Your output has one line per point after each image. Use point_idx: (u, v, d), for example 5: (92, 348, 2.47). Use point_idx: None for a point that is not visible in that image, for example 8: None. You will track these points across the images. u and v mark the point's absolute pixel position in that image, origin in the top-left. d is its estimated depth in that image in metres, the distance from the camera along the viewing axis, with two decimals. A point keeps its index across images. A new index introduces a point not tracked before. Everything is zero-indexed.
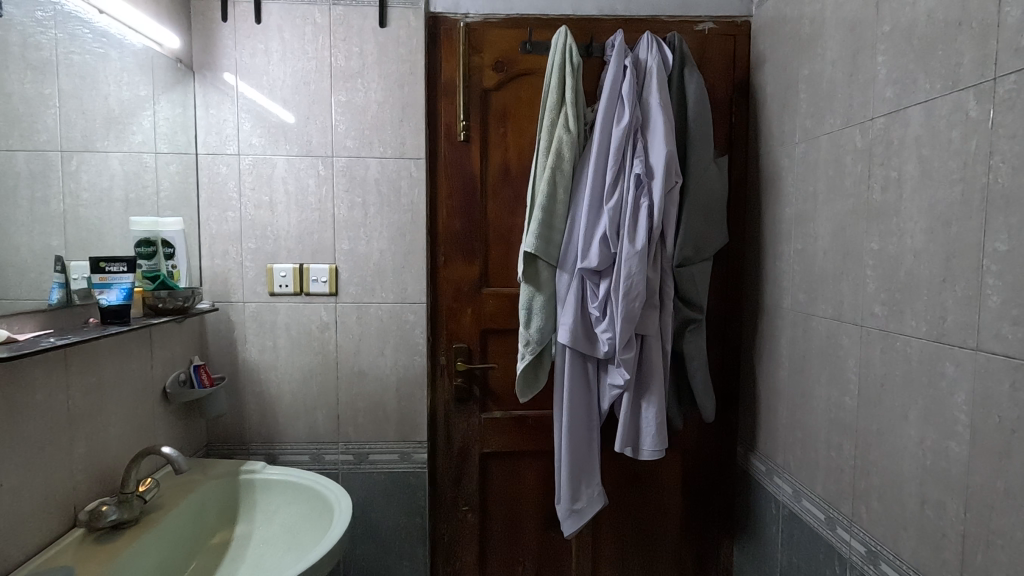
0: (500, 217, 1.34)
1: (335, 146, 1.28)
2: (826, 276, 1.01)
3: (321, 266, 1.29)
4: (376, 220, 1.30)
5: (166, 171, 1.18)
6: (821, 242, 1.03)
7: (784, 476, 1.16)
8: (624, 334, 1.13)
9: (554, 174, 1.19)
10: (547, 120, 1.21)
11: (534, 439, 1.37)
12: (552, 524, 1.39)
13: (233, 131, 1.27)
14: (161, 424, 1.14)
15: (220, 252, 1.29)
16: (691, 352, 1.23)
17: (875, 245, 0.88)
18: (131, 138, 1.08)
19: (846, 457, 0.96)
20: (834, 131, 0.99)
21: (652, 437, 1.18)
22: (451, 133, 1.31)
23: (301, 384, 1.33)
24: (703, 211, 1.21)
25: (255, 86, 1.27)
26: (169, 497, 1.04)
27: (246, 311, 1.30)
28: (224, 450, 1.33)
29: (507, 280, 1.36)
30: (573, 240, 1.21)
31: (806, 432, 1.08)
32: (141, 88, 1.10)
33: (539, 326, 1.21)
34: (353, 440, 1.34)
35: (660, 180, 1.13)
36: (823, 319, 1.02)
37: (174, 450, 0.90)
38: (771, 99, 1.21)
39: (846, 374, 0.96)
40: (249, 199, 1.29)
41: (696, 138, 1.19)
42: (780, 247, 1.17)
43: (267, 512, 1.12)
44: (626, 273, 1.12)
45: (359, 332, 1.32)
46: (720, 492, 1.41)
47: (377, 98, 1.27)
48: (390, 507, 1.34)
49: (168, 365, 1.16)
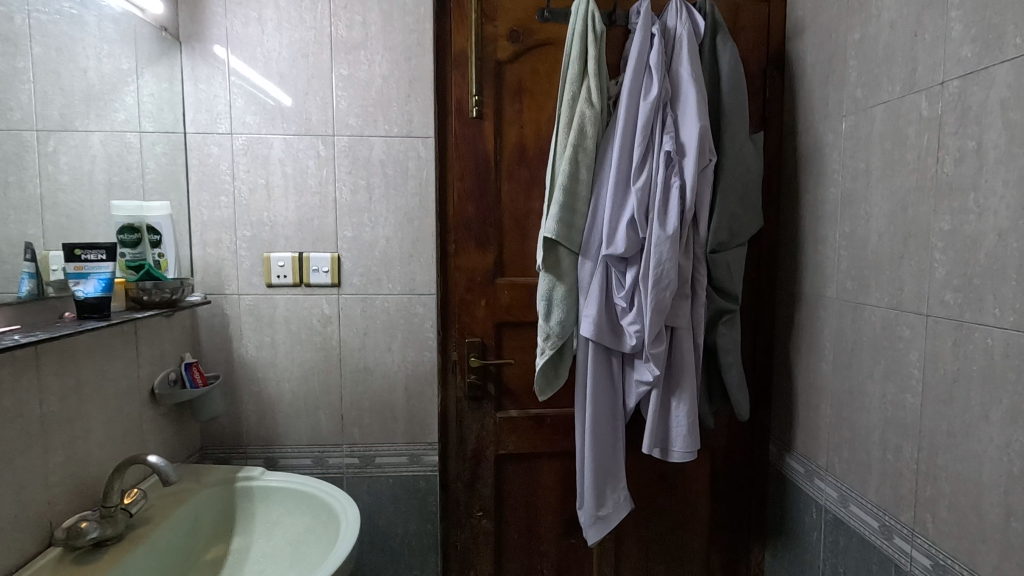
0: (516, 200, 1.24)
1: (336, 124, 1.18)
2: (882, 261, 0.92)
3: (322, 255, 1.19)
4: (381, 205, 1.20)
5: (152, 151, 1.08)
6: (875, 224, 0.93)
7: (827, 479, 1.07)
8: (655, 327, 1.04)
9: (576, 152, 1.09)
10: (568, 94, 1.11)
11: (553, 440, 1.28)
12: (573, 530, 1.30)
13: (225, 108, 1.17)
14: (149, 427, 1.04)
15: (212, 241, 1.19)
16: (725, 346, 1.13)
17: (945, 225, 0.79)
18: (113, 116, 0.98)
19: (906, 460, 0.87)
20: (892, 100, 0.89)
21: (683, 438, 1.10)
22: (462, 109, 1.20)
23: (301, 382, 1.23)
24: (738, 193, 1.11)
25: (248, 60, 1.16)
26: (159, 509, 0.94)
27: (242, 304, 1.20)
28: (219, 455, 1.23)
29: (524, 270, 1.26)
30: (596, 225, 1.11)
31: (855, 432, 0.98)
32: (124, 60, 1.00)
33: (560, 318, 1.12)
34: (358, 443, 1.25)
35: (693, 158, 1.04)
36: (877, 309, 0.93)
37: (161, 460, 0.82)
38: (813, 69, 1.11)
39: (907, 370, 0.87)
40: (243, 182, 1.18)
41: (731, 113, 1.09)
42: (822, 231, 1.08)
43: (267, 523, 1.03)
44: (657, 260, 1.03)
45: (364, 326, 1.22)
46: (751, 493, 1.32)
47: (382, 71, 1.17)
48: (400, 514, 1.25)
49: (157, 364, 1.07)
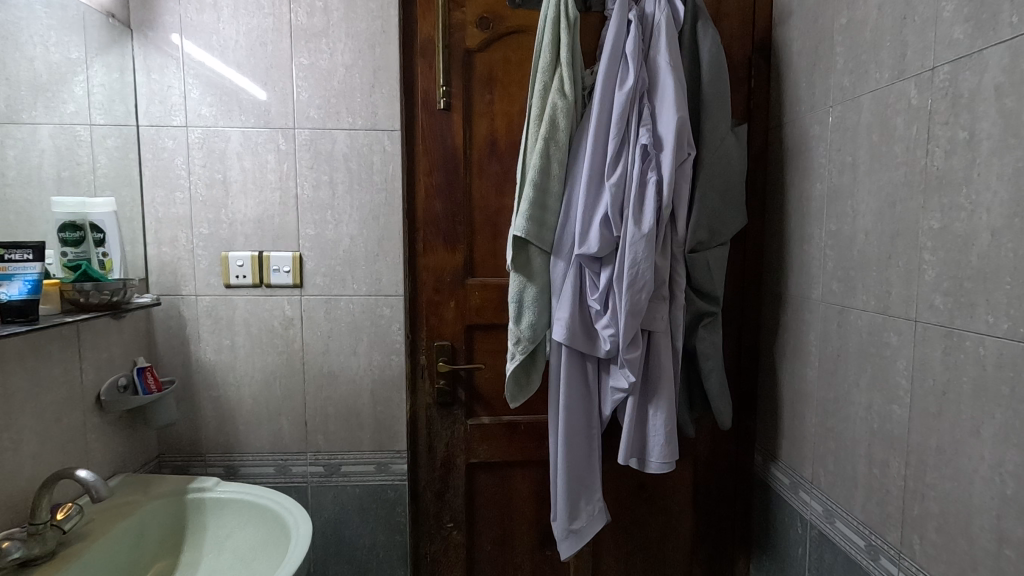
0: (487, 197, 1.18)
1: (296, 116, 1.12)
2: (868, 261, 0.86)
3: (283, 254, 1.14)
4: (345, 201, 1.14)
5: (103, 146, 1.03)
6: (862, 221, 0.87)
7: (811, 492, 1.01)
8: (629, 331, 0.98)
9: (547, 146, 1.03)
10: (540, 84, 1.05)
11: (528, 448, 1.22)
12: (549, 541, 1.25)
13: (180, 100, 1.11)
14: (95, 436, 0.99)
15: (168, 239, 1.13)
16: (705, 350, 1.07)
17: (935, 223, 0.73)
18: (62, 108, 0.93)
19: (893, 476, 0.81)
20: (880, 88, 0.83)
21: (661, 448, 1.04)
22: (429, 100, 1.14)
23: (262, 387, 1.17)
24: (719, 189, 1.05)
25: (204, 48, 1.10)
26: (99, 525, 0.88)
27: (199, 306, 1.15)
28: (177, 462, 1.18)
29: (496, 270, 1.20)
30: (569, 223, 1.05)
31: (841, 444, 0.92)
32: (73, 50, 0.95)
33: (531, 321, 1.06)
34: (323, 451, 1.19)
35: (670, 151, 0.98)
36: (863, 313, 0.87)
37: (91, 475, 0.76)
38: (799, 56, 1.04)
39: (894, 379, 0.80)
40: (199, 178, 1.12)
41: (711, 104, 1.03)
42: (808, 229, 1.01)
43: (218, 538, 0.97)
44: (631, 261, 0.97)
45: (328, 328, 1.17)
46: (735, 504, 1.26)
47: (345, 60, 1.11)
48: (367, 525, 1.20)
49: (104, 369, 1.01)
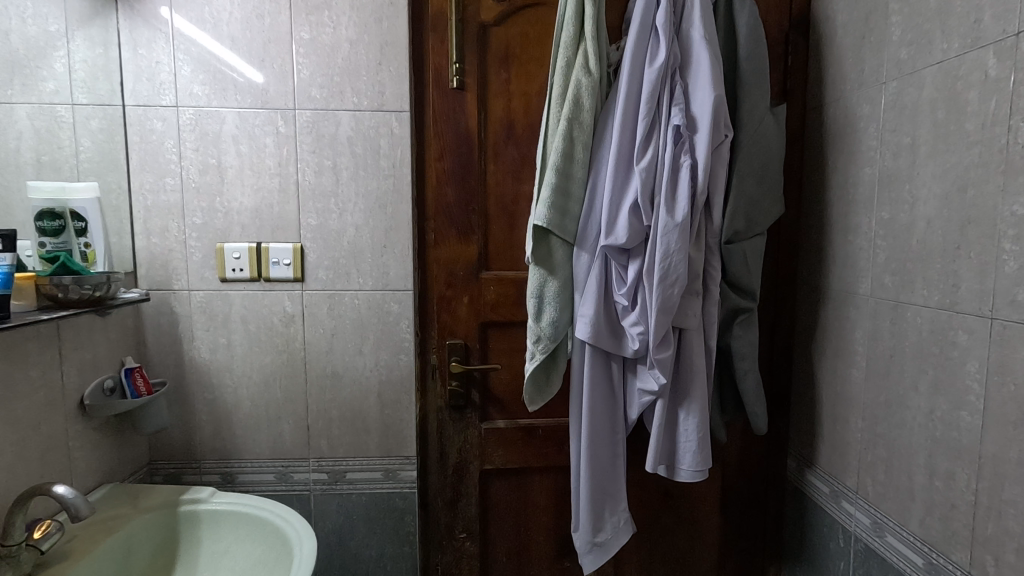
0: (503, 183, 1.10)
1: (297, 96, 1.03)
2: (930, 252, 0.78)
3: (283, 246, 1.05)
4: (350, 189, 1.06)
5: (86, 127, 0.95)
6: (922, 208, 0.79)
7: (857, 503, 0.93)
8: (661, 328, 0.90)
9: (571, 127, 0.95)
10: (562, 60, 0.96)
11: (546, 453, 1.14)
12: (568, 552, 1.17)
13: (169, 78, 1.02)
14: (79, 444, 0.91)
15: (158, 229, 1.04)
16: (740, 349, 0.99)
17: (1018, 209, 0.65)
18: (41, 86, 0.84)
19: (960, 489, 0.73)
20: (946, 60, 0.75)
21: (692, 455, 0.96)
22: (441, 79, 1.05)
23: (262, 389, 1.09)
24: (757, 174, 0.97)
25: (195, 21, 1.01)
26: (83, 542, 0.80)
27: (192, 301, 1.06)
28: (169, 470, 1.10)
29: (512, 262, 1.12)
30: (594, 212, 0.97)
31: (894, 452, 0.85)
32: (51, 21, 0.86)
33: (552, 318, 0.97)
34: (327, 457, 1.11)
35: (706, 133, 0.89)
36: (922, 309, 0.79)
37: (69, 491, 0.68)
38: (846, 29, 0.96)
39: (962, 382, 0.72)
40: (192, 163, 1.04)
41: (749, 82, 0.95)
42: (854, 218, 0.93)
43: (214, 554, 0.89)
44: (663, 252, 0.89)
45: (332, 326, 1.08)
46: (766, 511, 1.19)
47: (350, 35, 1.02)
48: (374, 536, 1.12)
49: (88, 371, 0.93)
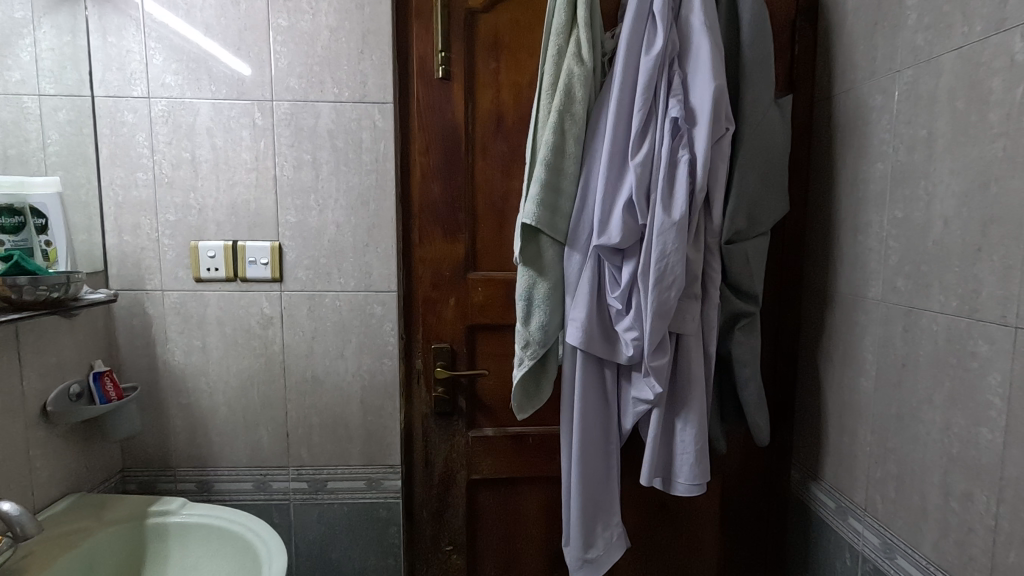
0: (492, 179, 1.04)
1: (274, 87, 0.98)
2: (948, 255, 0.72)
3: (260, 244, 1.00)
4: (330, 184, 1.00)
5: (55, 119, 0.89)
6: (939, 206, 0.73)
7: (864, 521, 0.87)
8: (657, 333, 0.84)
9: (562, 119, 0.90)
10: (552, 48, 0.90)
11: (537, 462, 1.09)
12: (559, 565, 1.12)
13: (141, 67, 0.97)
14: (40, 453, 0.86)
15: (130, 227, 1.00)
16: (741, 355, 0.93)
17: None
18: (5, 75, 0.79)
19: (979, 512, 0.67)
20: (968, 44, 0.68)
21: (690, 468, 0.90)
22: (426, 69, 1.00)
23: (239, 394, 1.04)
24: (760, 169, 0.91)
25: (168, 6, 0.96)
26: (39, 558, 0.75)
27: (166, 302, 1.02)
28: (143, 477, 1.05)
29: (501, 263, 1.06)
30: (587, 210, 0.91)
31: (905, 468, 0.79)
32: (16, 6, 0.81)
33: (541, 322, 0.92)
34: (307, 465, 1.06)
35: (705, 125, 0.83)
36: (938, 316, 0.73)
37: (15, 508, 0.63)
38: (857, 15, 0.90)
39: (982, 396, 0.67)
40: (165, 157, 0.99)
41: (752, 71, 0.89)
42: (864, 217, 0.87)
43: (182, 570, 0.85)
44: (659, 252, 0.83)
45: (312, 328, 1.03)
46: (768, 524, 1.13)
47: (330, 22, 0.97)
48: (357, 548, 1.07)
49: (52, 376, 0.88)
